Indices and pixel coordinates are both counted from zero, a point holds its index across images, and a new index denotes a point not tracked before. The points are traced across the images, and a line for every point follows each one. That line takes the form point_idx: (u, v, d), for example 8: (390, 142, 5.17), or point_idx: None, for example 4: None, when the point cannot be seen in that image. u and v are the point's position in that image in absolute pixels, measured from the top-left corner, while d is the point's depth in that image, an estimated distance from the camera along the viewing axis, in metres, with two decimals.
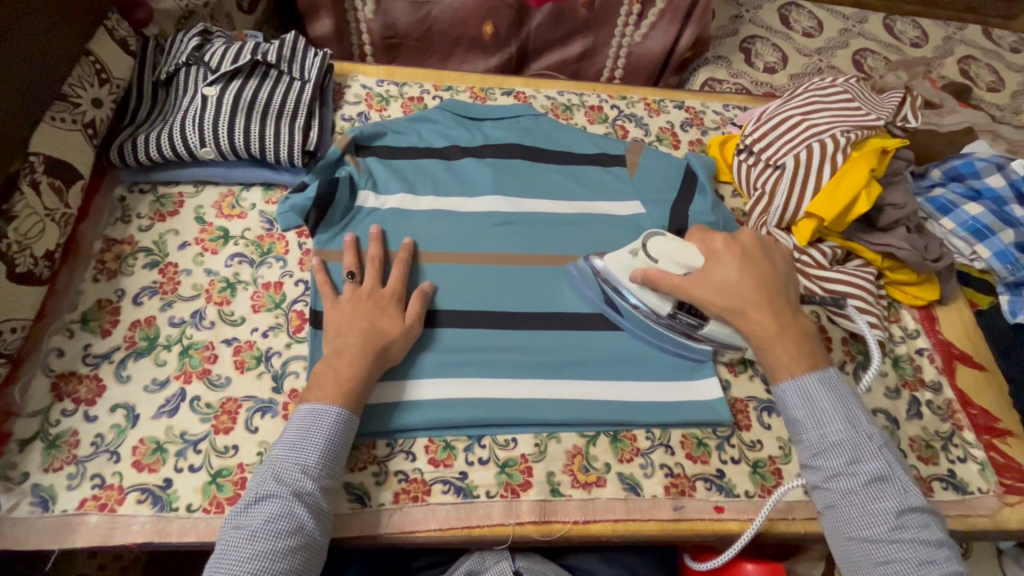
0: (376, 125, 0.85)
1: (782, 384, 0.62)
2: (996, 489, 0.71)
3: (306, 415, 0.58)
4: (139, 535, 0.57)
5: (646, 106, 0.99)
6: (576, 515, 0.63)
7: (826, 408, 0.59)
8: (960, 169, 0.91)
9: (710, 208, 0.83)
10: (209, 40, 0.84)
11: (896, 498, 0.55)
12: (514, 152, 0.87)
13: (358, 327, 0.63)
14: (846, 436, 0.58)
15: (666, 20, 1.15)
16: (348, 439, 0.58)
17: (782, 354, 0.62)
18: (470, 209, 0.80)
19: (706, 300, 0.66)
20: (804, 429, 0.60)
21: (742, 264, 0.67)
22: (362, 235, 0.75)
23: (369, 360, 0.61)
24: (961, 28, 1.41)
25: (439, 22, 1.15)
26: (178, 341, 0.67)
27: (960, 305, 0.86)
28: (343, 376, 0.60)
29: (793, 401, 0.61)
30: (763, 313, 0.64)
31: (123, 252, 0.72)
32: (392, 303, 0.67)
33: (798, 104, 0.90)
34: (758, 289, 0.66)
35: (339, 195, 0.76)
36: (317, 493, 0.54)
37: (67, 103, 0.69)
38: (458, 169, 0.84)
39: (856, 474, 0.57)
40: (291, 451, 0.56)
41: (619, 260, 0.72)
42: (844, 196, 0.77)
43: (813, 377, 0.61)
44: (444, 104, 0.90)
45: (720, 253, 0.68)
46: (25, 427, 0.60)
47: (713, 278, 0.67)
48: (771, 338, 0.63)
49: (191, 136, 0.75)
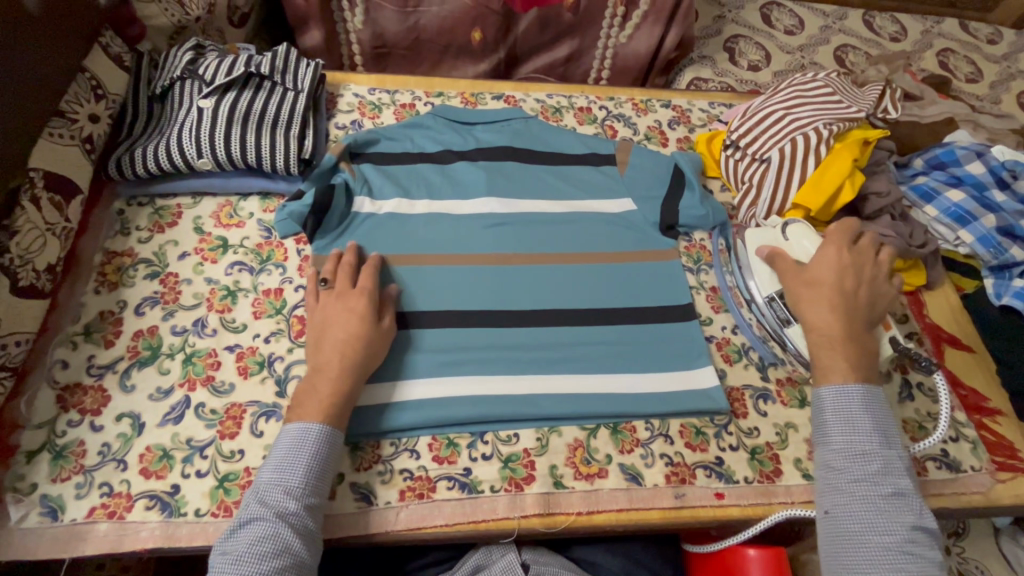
0: (369, 132, 0.86)
1: (827, 385, 0.64)
2: (989, 466, 0.72)
3: (293, 433, 0.58)
4: (148, 541, 0.57)
5: (634, 106, 1.01)
6: (580, 506, 0.64)
7: (860, 418, 0.61)
8: (942, 157, 0.94)
9: (700, 204, 0.85)
10: (202, 54, 0.85)
11: (913, 514, 0.56)
12: (505, 154, 0.88)
13: (346, 329, 0.64)
14: (876, 447, 0.60)
15: (650, 22, 1.18)
16: (335, 453, 0.59)
17: (828, 355, 0.65)
18: (462, 211, 0.82)
19: (792, 286, 0.71)
20: (835, 431, 0.62)
21: (845, 269, 0.70)
22: (358, 240, 0.76)
23: (356, 364, 0.62)
24: (938, 21, 1.44)
25: (428, 30, 1.17)
26: (181, 349, 0.67)
27: (946, 289, 0.89)
28: (339, 374, 0.61)
29: (828, 405, 0.63)
30: (837, 315, 0.67)
31: (124, 264, 0.73)
32: (364, 304, 0.66)
33: (781, 99, 0.92)
34: (845, 293, 0.68)
35: (336, 203, 0.77)
36: (300, 515, 0.54)
37: (65, 119, 0.71)
38: (451, 172, 0.86)
39: (881, 484, 0.58)
40: (277, 470, 0.56)
41: (760, 232, 0.79)
42: (828, 187, 0.80)
43: (860, 388, 0.63)
44: (435, 109, 0.92)
45: (828, 256, 0.71)
46: (32, 440, 0.60)
47: (809, 275, 0.70)
48: (833, 341, 0.65)
49: (188, 148, 0.76)
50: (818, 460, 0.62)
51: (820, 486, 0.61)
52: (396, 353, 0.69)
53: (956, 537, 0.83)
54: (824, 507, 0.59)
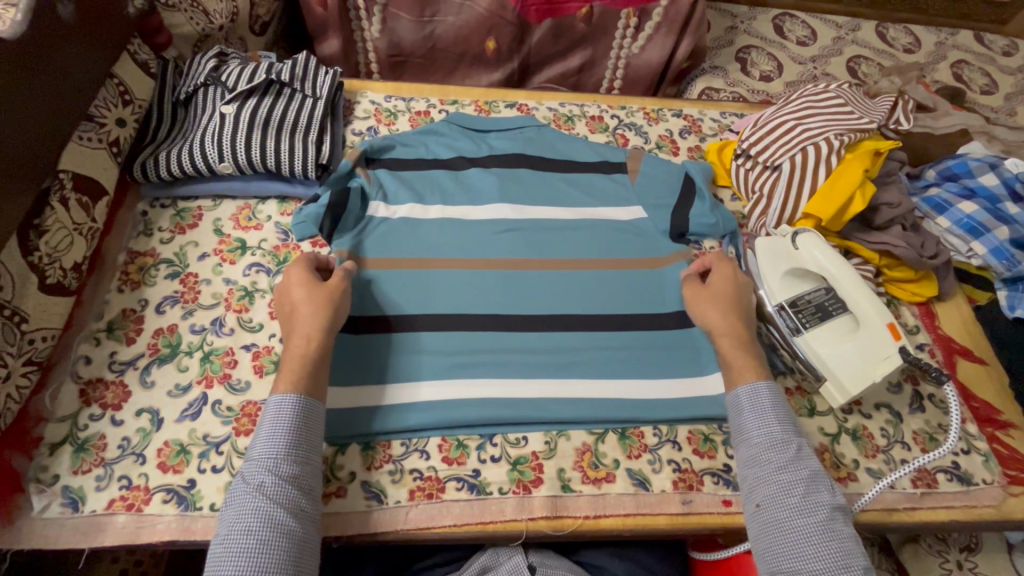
0: (385, 138, 0.88)
1: (740, 386, 0.65)
2: (1001, 480, 0.72)
3: (270, 407, 0.58)
4: (165, 533, 0.58)
5: (645, 115, 1.02)
6: (587, 510, 0.64)
7: (771, 410, 0.62)
8: (954, 169, 0.93)
9: (711, 212, 0.86)
10: (225, 61, 0.88)
11: (829, 494, 0.57)
12: (518, 161, 0.90)
13: (298, 293, 0.66)
14: (790, 434, 0.61)
15: (662, 32, 1.19)
16: (314, 426, 0.59)
17: (733, 353, 0.68)
18: (474, 217, 0.83)
19: (700, 305, 0.73)
20: (749, 428, 0.62)
21: (740, 282, 0.75)
22: (373, 243, 0.78)
23: (312, 322, 0.64)
24: (952, 33, 1.44)
25: (443, 40, 1.19)
26: (199, 347, 0.69)
27: (959, 301, 0.88)
28: (307, 334, 0.63)
29: (744, 403, 0.64)
30: (730, 320, 0.70)
31: (146, 264, 0.75)
32: (299, 273, 0.68)
33: (792, 110, 0.93)
34: (740, 304, 0.72)
35: (350, 206, 0.79)
36: (279, 486, 0.53)
37: (94, 123, 0.73)
38: (465, 178, 0.87)
39: (796, 470, 0.58)
40: (257, 445, 0.56)
41: (771, 241, 0.80)
42: (839, 196, 0.80)
43: (768, 384, 0.65)
44: (449, 117, 0.93)
45: (722, 274, 0.75)
46: (55, 432, 0.62)
47: (710, 289, 0.74)
48: (742, 342, 0.69)
49: (210, 152, 0.78)
50: (740, 456, 0.62)
51: (745, 482, 0.61)
52: (406, 355, 0.70)
53: (967, 552, 0.82)
54: (754, 501, 0.59)
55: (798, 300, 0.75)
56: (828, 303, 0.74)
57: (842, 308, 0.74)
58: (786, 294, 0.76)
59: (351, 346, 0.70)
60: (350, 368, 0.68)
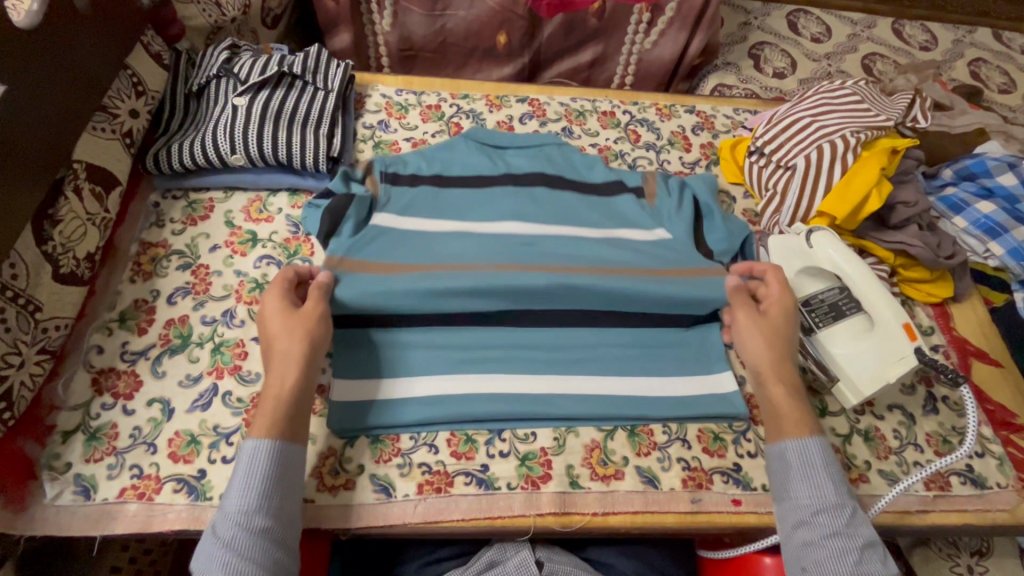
0: (397, 158, 0.84)
1: (788, 441, 0.61)
2: (1015, 483, 0.71)
3: (242, 454, 0.55)
4: (176, 523, 0.59)
5: (657, 111, 1.01)
6: (596, 506, 0.64)
7: (824, 471, 0.59)
8: (971, 169, 0.92)
9: (723, 227, 0.81)
10: (237, 53, 0.88)
11: (882, 564, 0.55)
12: (537, 181, 0.85)
13: (274, 327, 0.63)
14: (844, 498, 0.57)
15: (675, 27, 1.18)
16: (290, 471, 0.56)
17: (782, 399, 0.64)
18: (487, 233, 0.79)
19: (747, 337, 0.68)
20: (797, 489, 0.58)
21: (795, 315, 0.69)
22: (381, 258, 0.73)
23: (287, 360, 0.61)
24: (970, 31, 1.42)
25: (454, 34, 1.19)
26: (210, 339, 0.69)
27: (975, 302, 0.87)
28: (281, 373, 0.60)
29: (792, 460, 0.60)
30: (779, 361, 0.66)
31: (157, 255, 0.75)
32: (275, 303, 0.65)
33: (808, 107, 0.92)
34: (792, 342, 0.68)
35: (352, 213, 0.75)
36: (254, 546, 0.51)
37: (107, 114, 0.73)
38: (480, 196, 0.83)
39: (846, 538, 0.55)
40: (229, 495, 0.53)
41: (784, 240, 0.79)
42: (855, 194, 0.79)
43: (818, 442, 0.60)
44: (467, 133, 0.89)
45: (773, 306, 0.70)
46: (67, 420, 0.63)
47: (766, 319, 0.69)
48: (788, 387, 0.65)
49: (223, 143, 0.78)
50: (782, 516, 0.59)
51: (786, 543, 0.58)
52: (414, 350, 0.70)
53: (978, 556, 0.81)
54: (799, 565, 0.56)
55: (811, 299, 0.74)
56: (842, 302, 0.73)
57: (857, 308, 0.73)
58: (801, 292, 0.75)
59: (360, 339, 0.70)
60: (360, 361, 0.68)
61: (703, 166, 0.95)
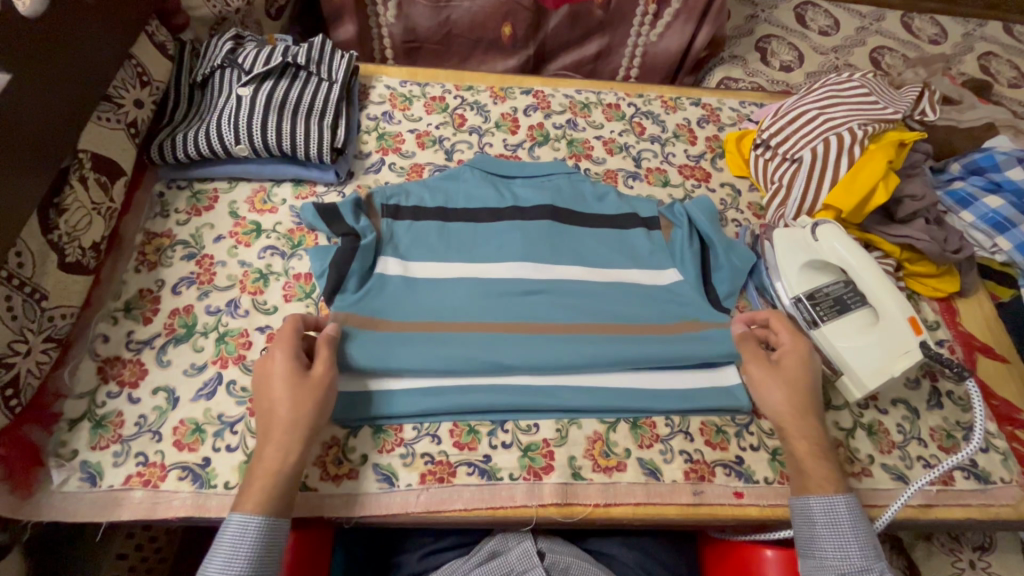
0: (399, 186, 0.82)
1: (813, 497, 0.61)
2: (1019, 479, 0.71)
3: (228, 527, 0.54)
4: (180, 510, 0.59)
5: (663, 104, 1.00)
6: (598, 498, 0.64)
7: (851, 532, 0.59)
8: (980, 162, 0.91)
9: (726, 263, 0.80)
10: (241, 43, 0.88)
11: None
12: (545, 216, 0.81)
13: (280, 391, 0.59)
14: (869, 561, 0.58)
15: (681, 19, 1.17)
16: (275, 545, 0.55)
17: (807, 456, 0.63)
18: (493, 273, 0.76)
19: (769, 393, 0.66)
20: (824, 548, 0.59)
21: (812, 361, 0.68)
22: (382, 305, 0.71)
23: (292, 432, 0.58)
24: (980, 25, 1.41)
25: (458, 26, 1.18)
26: (215, 328, 0.70)
27: (981, 297, 0.86)
28: (282, 445, 0.57)
29: (817, 517, 0.60)
30: (801, 413, 0.65)
31: (162, 245, 0.76)
32: (285, 364, 0.61)
33: (816, 99, 0.91)
34: (812, 392, 0.67)
35: (358, 262, 0.72)
36: None
37: (112, 104, 0.73)
38: (487, 232, 0.80)
39: None
40: (223, 569, 0.52)
41: (790, 234, 0.79)
42: (861, 187, 0.79)
43: (846, 499, 0.60)
44: (473, 162, 0.86)
45: (792, 353, 0.68)
46: (74, 408, 0.63)
47: (780, 368, 0.67)
48: (809, 438, 0.64)
49: (226, 134, 0.78)
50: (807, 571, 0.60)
51: None
52: None
53: (980, 551, 0.81)
54: None
55: (816, 293, 0.74)
56: (847, 296, 0.73)
57: (862, 301, 0.73)
58: (804, 286, 0.75)
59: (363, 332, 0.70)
60: None
61: (708, 158, 0.94)
